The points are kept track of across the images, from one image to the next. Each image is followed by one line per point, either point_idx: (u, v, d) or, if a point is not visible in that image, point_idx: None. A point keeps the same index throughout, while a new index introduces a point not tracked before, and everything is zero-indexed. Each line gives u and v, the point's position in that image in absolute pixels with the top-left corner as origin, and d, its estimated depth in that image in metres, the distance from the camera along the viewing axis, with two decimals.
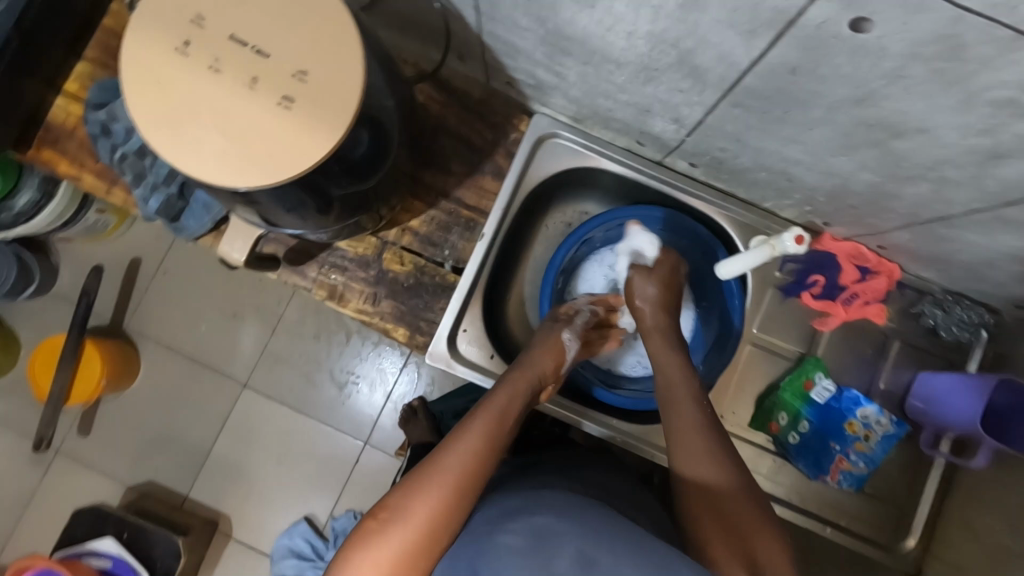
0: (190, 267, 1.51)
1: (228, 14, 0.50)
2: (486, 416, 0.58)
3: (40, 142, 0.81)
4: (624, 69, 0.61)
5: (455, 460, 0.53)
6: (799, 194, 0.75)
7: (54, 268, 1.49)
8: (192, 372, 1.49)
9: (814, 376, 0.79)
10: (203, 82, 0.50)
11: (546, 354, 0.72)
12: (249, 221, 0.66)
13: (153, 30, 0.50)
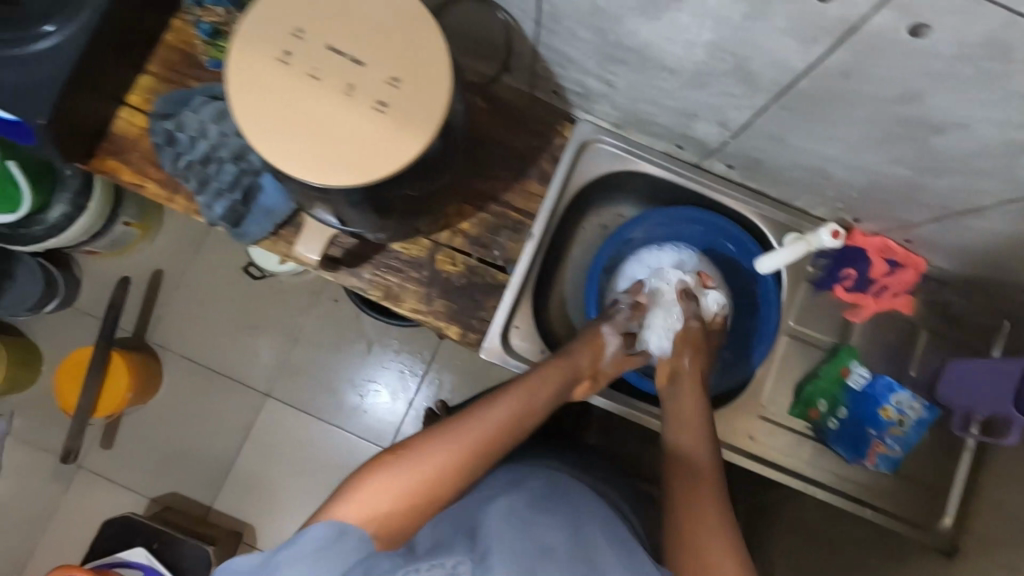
0: (209, 281, 1.58)
1: (325, 26, 0.54)
2: (514, 403, 0.70)
3: (104, 153, 0.84)
4: (677, 77, 0.66)
5: (478, 428, 0.66)
6: (832, 192, 0.79)
7: (76, 280, 1.55)
8: (215, 384, 1.54)
9: (850, 365, 0.83)
10: (303, 89, 0.54)
11: (584, 348, 0.81)
12: (321, 219, 0.70)
13: (256, 43, 0.54)
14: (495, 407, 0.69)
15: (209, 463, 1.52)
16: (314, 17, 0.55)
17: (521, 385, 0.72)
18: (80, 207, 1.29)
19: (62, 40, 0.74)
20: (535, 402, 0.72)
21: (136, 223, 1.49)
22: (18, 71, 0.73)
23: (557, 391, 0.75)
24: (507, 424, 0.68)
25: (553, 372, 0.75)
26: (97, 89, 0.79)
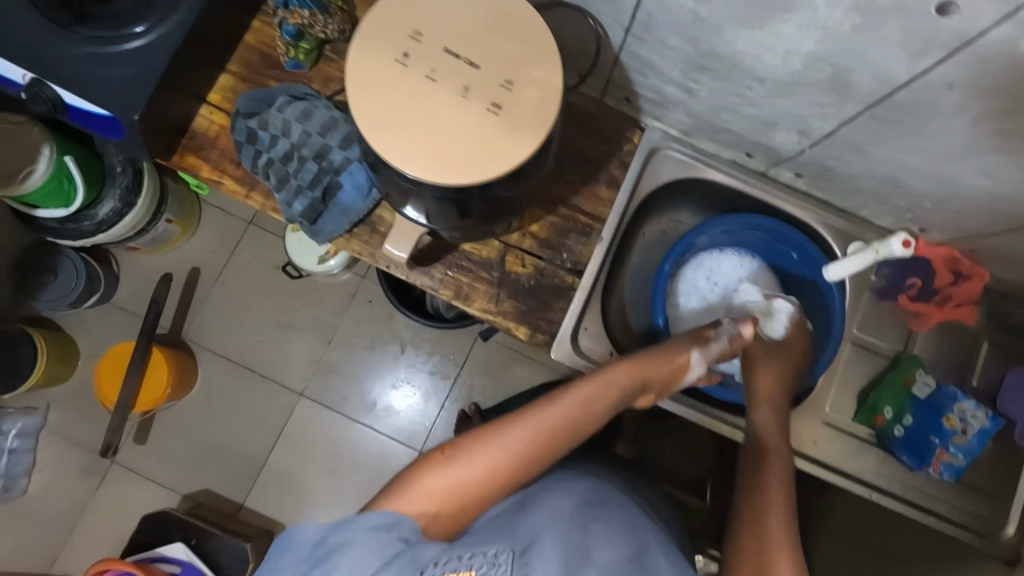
0: (245, 280, 1.59)
1: (442, 32, 0.57)
2: (574, 404, 0.67)
3: (184, 149, 0.86)
4: (766, 85, 0.67)
5: (533, 430, 0.65)
6: (902, 202, 0.81)
7: (115, 276, 1.56)
8: (250, 382, 1.55)
9: (914, 372, 0.84)
10: (420, 90, 0.56)
11: (660, 359, 0.75)
12: (413, 218, 0.72)
13: (374, 45, 0.56)
14: (552, 407, 0.67)
15: (242, 460, 1.52)
16: (431, 23, 0.57)
17: (587, 384, 0.69)
18: (129, 203, 1.31)
19: (154, 39, 0.76)
20: (598, 406, 0.69)
21: (178, 220, 1.51)
22: (115, 68, 0.75)
23: (622, 395, 0.71)
24: (566, 424, 0.66)
25: (617, 376, 0.71)
26: (183, 86, 0.80)
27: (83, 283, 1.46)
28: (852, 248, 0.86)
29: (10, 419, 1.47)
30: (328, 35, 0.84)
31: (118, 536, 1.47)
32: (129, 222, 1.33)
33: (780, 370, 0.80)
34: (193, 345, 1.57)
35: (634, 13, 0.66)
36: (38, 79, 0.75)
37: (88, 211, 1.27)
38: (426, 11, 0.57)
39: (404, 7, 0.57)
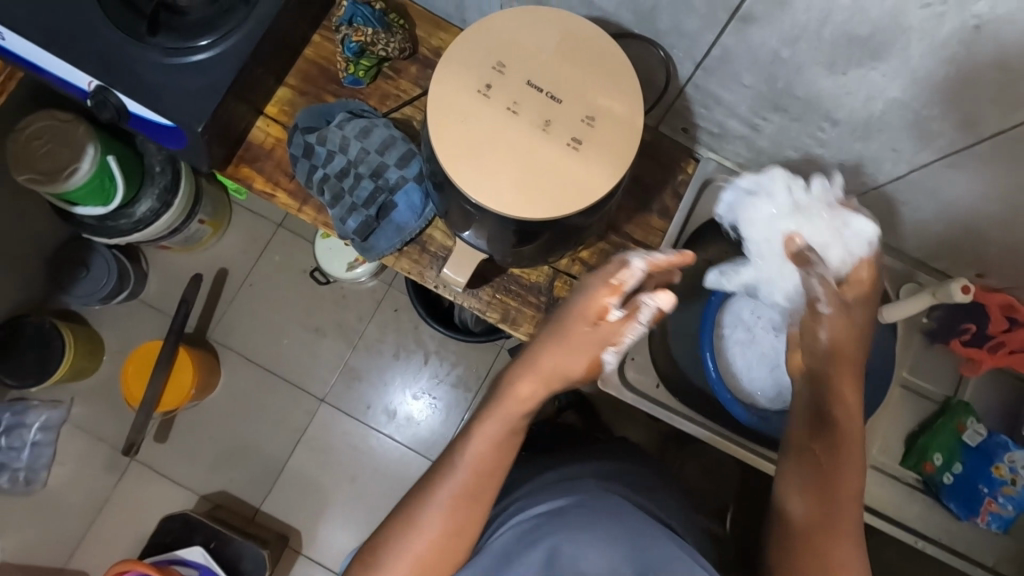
0: (271, 283, 1.59)
1: (525, 63, 0.57)
2: (485, 439, 0.60)
3: (239, 160, 0.86)
4: (840, 127, 0.67)
5: (444, 505, 0.59)
6: (963, 247, 0.80)
7: (143, 273, 1.56)
8: (272, 385, 1.55)
9: (965, 420, 0.83)
10: (502, 121, 0.56)
11: (563, 338, 0.59)
12: (476, 245, 0.72)
13: (456, 75, 0.56)
14: (464, 460, 0.60)
15: (261, 464, 1.52)
16: (515, 55, 0.57)
17: (488, 414, 0.61)
18: (166, 203, 1.31)
19: (222, 51, 0.76)
20: (511, 425, 0.61)
21: (210, 221, 1.52)
22: (183, 80, 0.76)
23: (526, 404, 0.61)
24: (487, 463, 0.60)
25: (516, 397, 0.61)
26: (244, 98, 0.81)
27: (114, 280, 1.47)
28: (905, 290, 0.86)
29: (35, 412, 1.47)
30: (389, 53, 0.84)
31: (134, 535, 1.47)
32: (166, 222, 1.34)
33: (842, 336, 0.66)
34: (218, 346, 1.57)
35: (709, 49, 0.65)
36: (104, 87, 0.76)
37: (127, 209, 1.28)
38: (510, 43, 0.58)
39: (488, 37, 0.57)
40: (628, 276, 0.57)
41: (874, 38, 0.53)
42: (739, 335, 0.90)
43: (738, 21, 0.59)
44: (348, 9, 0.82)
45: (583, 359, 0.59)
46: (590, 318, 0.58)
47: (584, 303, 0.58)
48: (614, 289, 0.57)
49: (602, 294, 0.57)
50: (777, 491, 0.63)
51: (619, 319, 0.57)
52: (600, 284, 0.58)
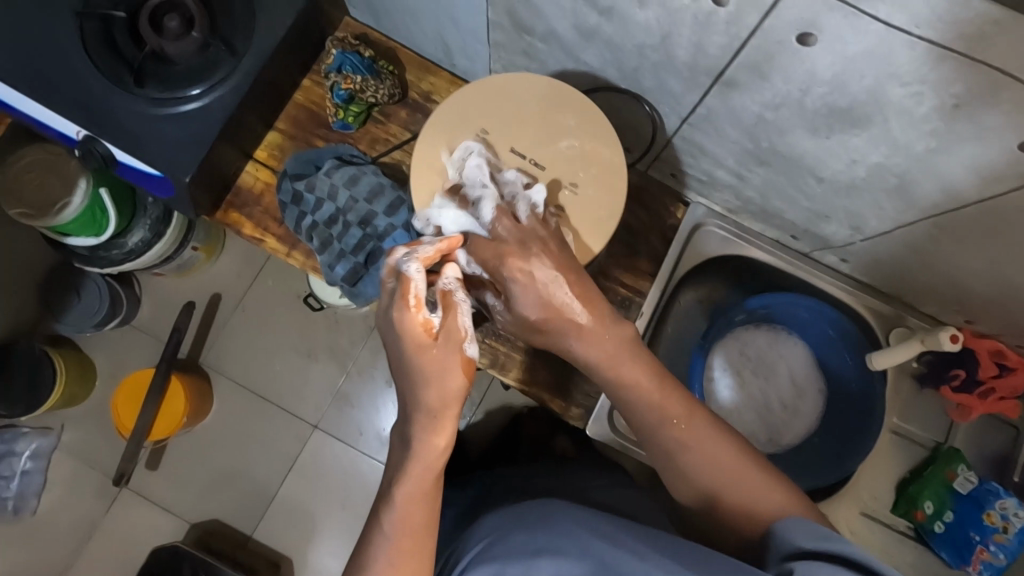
0: (264, 308, 1.58)
1: (507, 131, 0.69)
2: (413, 492, 0.55)
3: (228, 205, 0.86)
4: (825, 184, 0.67)
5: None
6: (951, 297, 0.79)
7: (136, 299, 1.54)
8: (264, 411, 1.54)
9: (956, 467, 0.82)
10: (487, 184, 0.68)
11: (417, 381, 0.55)
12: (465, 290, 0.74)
13: (447, 144, 0.69)
14: (398, 521, 0.54)
15: (251, 490, 1.50)
16: (499, 122, 0.69)
17: (400, 477, 0.56)
18: (159, 233, 1.31)
19: (210, 101, 0.76)
20: (430, 470, 0.56)
21: (203, 247, 1.50)
22: (171, 130, 0.76)
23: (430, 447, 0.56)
24: (422, 512, 0.55)
25: (430, 447, 0.56)
26: (232, 145, 0.81)
27: (106, 306, 1.45)
28: (896, 335, 0.86)
29: (26, 438, 1.47)
30: (378, 99, 0.85)
31: (124, 563, 1.46)
32: (159, 251, 1.33)
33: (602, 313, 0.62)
34: (209, 370, 1.56)
35: (694, 107, 0.65)
36: (92, 136, 0.76)
37: (119, 240, 1.27)
38: (494, 110, 0.69)
39: (475, 106, 0.70)
40: (416, 287, 0.55)
41: (853, 109, 0.53)
42: (727, 380, 0.91)
43: (721, 85, 0.59)
44: (338, 57, 0.82)
45: (451, 377, 0.55)
46: (426, 340, 0.55)
47: (403, 337, 0.55)
48: (418, 304, 0.55)
49: (410, 318, 0.54)
50: (687, 473, 0.59)
51: (445, 323, 0.56)
52: (401, 309, 0.55)
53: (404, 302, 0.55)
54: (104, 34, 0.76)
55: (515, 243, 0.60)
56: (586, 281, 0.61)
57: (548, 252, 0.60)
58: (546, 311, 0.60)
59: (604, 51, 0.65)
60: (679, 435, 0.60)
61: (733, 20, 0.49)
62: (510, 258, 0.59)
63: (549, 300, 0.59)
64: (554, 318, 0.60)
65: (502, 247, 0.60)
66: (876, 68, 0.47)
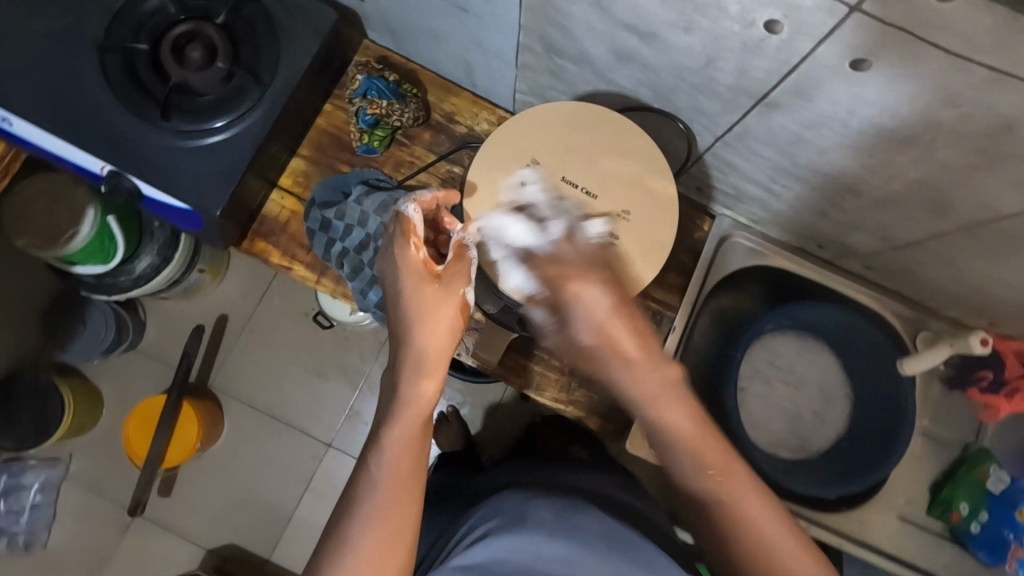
0: (274, 327, 1.50)
1: (560, 162, 0.71)
2: (399, 437, 0.55)
3: (254, 234, 0.85)
4: (861, 199, 0.68)
5: (372, 521, 0.51)
6: (977, 303, 0.81)
7: (141, 324, 1.47)
8: (275, 432, 1.47)
9: (988, 468, 0.84)
10: (541, 214, 0.69)
11: (415, 321, 0.60)
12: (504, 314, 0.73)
13: (498, 175, 0.70)
14: (378, 465, 0.54)
15: (266, 514, 1.45)
16: (551, 153, 0.71)
17: (390, 420, 0.57)
18: (166, 258, 1.24)
19: (235, 133, 0.75)
20: (419, 414, 0.57)
21: (209, 269, 1.43)
22: (198, 163, 0.75)
23: (420, 391, 0.58)
24: (408, 460, 0.55)
25: (420, 395, 0.58)
26: (258, 175, 0.80)
27: (113, 333, 1.40)
28: (920, 339, 0.87)
29: (33, 471, 1.41)
30: (403, 122, 0.84)
31: None
32: (167, 276, 1.27)
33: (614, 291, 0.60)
34: (217, 392, 1.48)
35: (731, 126, 0.66)
36: (117, 171, 0.75)
37: (125, 266, 1.21)
38: (540, 138, 0.71)
39: (527, 138, 0.71)
40: (417, 225, 0.63)
41: (900, 130, 0.54)
42: (758, 388, 0.91)
43: (763, 107, 0.59)
44: (364, 83, 0.83)
45: (447, 316, 0.60)
46: (427, 278, 0.61)
47: (403, 270, 0.61)
48: (419, 244, 0.63)
49: (410, 253, 0.61)
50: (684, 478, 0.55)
51: (447, 269, 0.63)
52: (402, 245, 0.62)
53: (405, 240, 0.62)
54: (125, 65, 0.74)
55: (562, 269, 0.61)
56: (631, 308, 0.60)
57: (601, 276, 0.61)
58: (602, 333, 0.58)
59: (638, 74, 0.65)
60: (699, 454, 0.55)
61: (784, 46, 0.50)
62: (571, 282, 0.60)
63: (600, 323, 0.59)
64: (601, 344, 0.59)
65: (558, 269, 0.62)
66: (929, 92, 0.48)
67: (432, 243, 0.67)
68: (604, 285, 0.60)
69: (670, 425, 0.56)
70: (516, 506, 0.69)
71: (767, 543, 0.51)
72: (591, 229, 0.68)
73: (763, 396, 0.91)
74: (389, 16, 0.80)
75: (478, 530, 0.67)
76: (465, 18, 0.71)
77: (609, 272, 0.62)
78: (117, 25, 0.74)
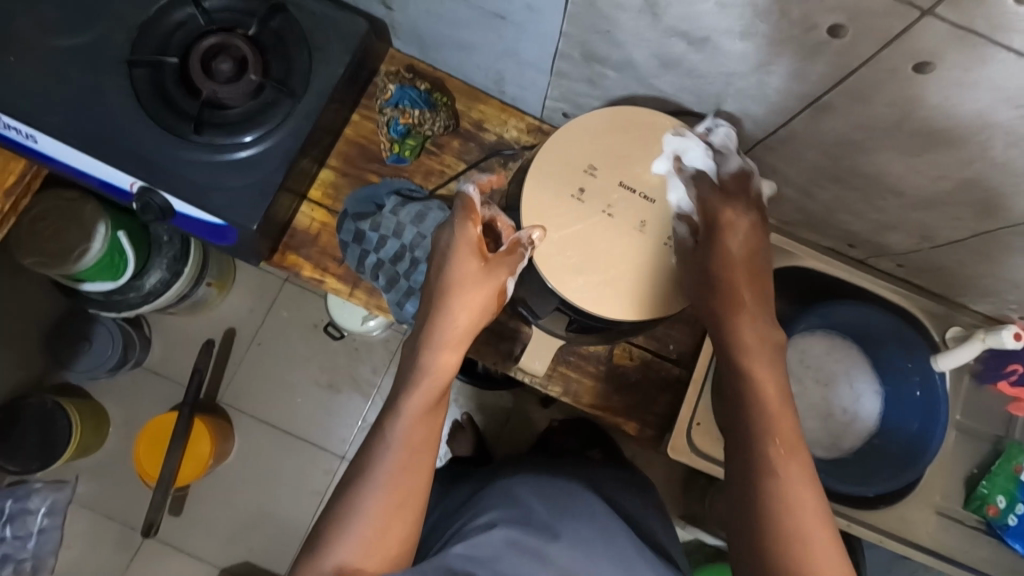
0: (283, 340, 1.47)
1: (615, 168, 0.69)
2: (417, 399, 0.60)
3: (284, 247, 0.84)
4: (903, 199, 0.69)
5: (382, 481, 0.55)
6: (1008, 298, 0.82)
7: (147, 340, 1.43)
8: (288, 447, 1.43)
9: (1022, 461, 0.86)
10: (600, 222, 0.68)
11: (452, 294, 0.63)
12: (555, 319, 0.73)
13: (553, 186, 0.68)
14: (397, 422, 0.58)
15: (282, 532, 1.41)
16: (601, 159, 0.69)
17: (411, 385, 0.60)
18: (177, 272, 1.21)
19: (268, 146, 0.74)
20: (438, 384, 0.61)
21: (216, 282, 1.40)
22: (232, 178, 0.74)
23: (446, 359, 0.62)
24: (423, 425, 0.59)
25: (443, 363, 0.62)
26: (291, 188, 0.79)
27: (119, 351, 1.35)
28: (951, 333, 0.89)
29: (39, 495, 1.36)
30: (434, 132, 0.84)
31: None
32: (176, 291, 1.23)
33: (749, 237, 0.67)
34: (228, 409, 1.44)
35: (775, 130, 0.66)
36: (147, 187, 0.73)
37: (134, 282, 1.17)
38: (592, 144, 0.69)
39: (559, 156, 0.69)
40: (476, 203, 0.66)
41: (955, 131, 0.55)
42: (792, 387, 0.91)
43: (813, 109, 0.60)
44: (396, 93, 0.82)
45: (483, 294, 0.63)
46: (477, 256, 0.64)
47: (457, 242, 0.64)
48: (477, 222, 0.65)
49: (466, 230, 0.64)
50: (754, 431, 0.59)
51: (496, 254, 0.65)
52: (462, 220, 0.65)
53: (465, 215, 0.65)
54: (155, 80, 0.74)
55: (722, 202, 0.67)
56: (762, 276, 0.67)
57: (751, 221, 0.68)
58: (733, 279, 0.65)
59: (682, 79, 0.66)
60: (768, 411, 0.59)
61: (845, 50, 0.51)
62: (726, 215, 0.67)
63: (732, 263, 0.66)
64: (724, 304, 0.65)
65: (720, 198, 0.67)
66: (992, 93, 0.49)
67: (490, 232, 0.69)
68: (750, 226, 0.68)
69: (755, 380, 0.61)
70: (523, 504, 0.70)
71: (791, 501, 0.54)
72: (762, 185, 0.71)
73: (795, 396, 0.91)
74: (421, 26, 0.80)
75: (483, 518, 0.68)
76: (504, 26, 0.70)
77: (757, 226, 0.68)
78: (147, 37, 0.74)
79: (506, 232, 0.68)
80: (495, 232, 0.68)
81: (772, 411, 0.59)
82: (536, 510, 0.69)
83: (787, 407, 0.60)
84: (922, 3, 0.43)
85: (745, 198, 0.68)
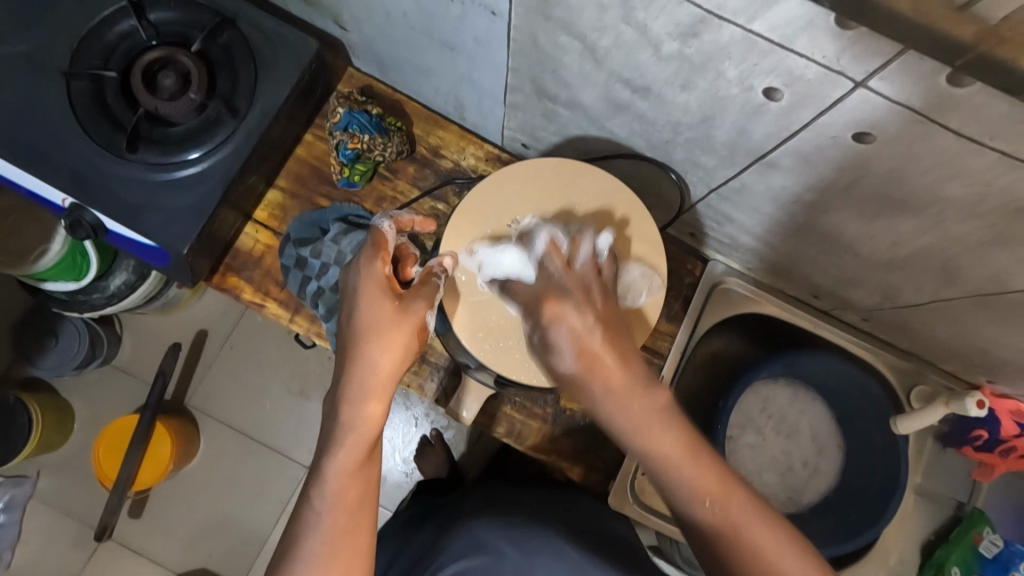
0: (254, 342, 1.39)
1: (538, 221, 0.69)
2: (347, 457, 0.53)
3: (226, 268, 0.81)
4: (861, 259, 0.65)
5: (317, 553, 0.49)
6: (977, 365, 0.78)
7: (116, 336, 1.35)
8: (248, 452, 1.36)
9: (982, 530, 0.81)
10: None
11: (367, 338, 0.57)
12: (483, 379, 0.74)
13: (475, 236, 0.68)
14: (325, 485, 0.52)
15: (240, 541, 1.33)
16: (527, 212, 0.69)
17: (335, 446, 0.54)
18: (143, 274, 1.02)
19: (209, 165, 0.72)
20: (366, 440, 0.55)
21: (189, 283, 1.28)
22: (168, 197, 0.71)
23: (368, 408, 0.56)
24: (356, 485, 0.53)
25: (367, 415, 0.55)
26: (233, 208, 0.76)
27: (85, 349, 1.27)
28: (915, 392, 0.84)
29: None
30: (386, 157, 0.81)
31: None
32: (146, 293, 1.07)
33: (584, 315, 0.55)
34: (195, 413, 1.37)
35: (726, 181, 0.64)
36: (79, 204, 0.71)
37: (98, 283, 1.02)
38: (524, 197, 0.70)
39: (484, 206, 0.69)
40: (388, 240, 0.63)
41: (905, 200, 0.51)
42: (749, 437, 0.87)
43: (761, 166, 0.57)
44: (345, 116, 0.79)
45: (402, 335, 0.58)
46: (388, 294, 0.59)
47: (365, 281, 0.60)
48: (387, 259, 0.62)
49: (375, 269, 0.60)
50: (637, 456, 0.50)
51: (408, 289, 0.62)
52: (371, 257, 0.61)
53: (374, 252, 0.62)
54: (95, 95, 0.71)
55: (546, 287, 0.59)
56: (619, 331, 0.55)
57: (575, 306, 0.56)
58: (583, 355, 0.53)
59: (632, 123, 0.63)
60: (692, 478, 0.48)
61: (784, 111, 0.48)
62: (549, 301, 0.57)
63: (581, 340, 0.54)
64: (586, 372, 0.53)
65: (541, 294, 0.58)
66: (936, 170, 0.46)
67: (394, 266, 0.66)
68: (579, 306, 0.56)
69: (655, 454, 0.49)
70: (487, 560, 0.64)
71: (743, 536, 0.46)
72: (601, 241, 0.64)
73: (756, 448, 0.87)
74: (377, 48, 0.77)
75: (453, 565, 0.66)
76: (455, 57, 0.67)
77: None
78: (90, 50, 0.71)
79: (407, 265, 0.66)
80: (398, 268, 0.66)
81: (694, 476, 0.48)
82: (508, 557, 0.66)
83: (700, 450, 0.49)
84: (855, 74, 0.40)
85: (564, 290, 0.58)
